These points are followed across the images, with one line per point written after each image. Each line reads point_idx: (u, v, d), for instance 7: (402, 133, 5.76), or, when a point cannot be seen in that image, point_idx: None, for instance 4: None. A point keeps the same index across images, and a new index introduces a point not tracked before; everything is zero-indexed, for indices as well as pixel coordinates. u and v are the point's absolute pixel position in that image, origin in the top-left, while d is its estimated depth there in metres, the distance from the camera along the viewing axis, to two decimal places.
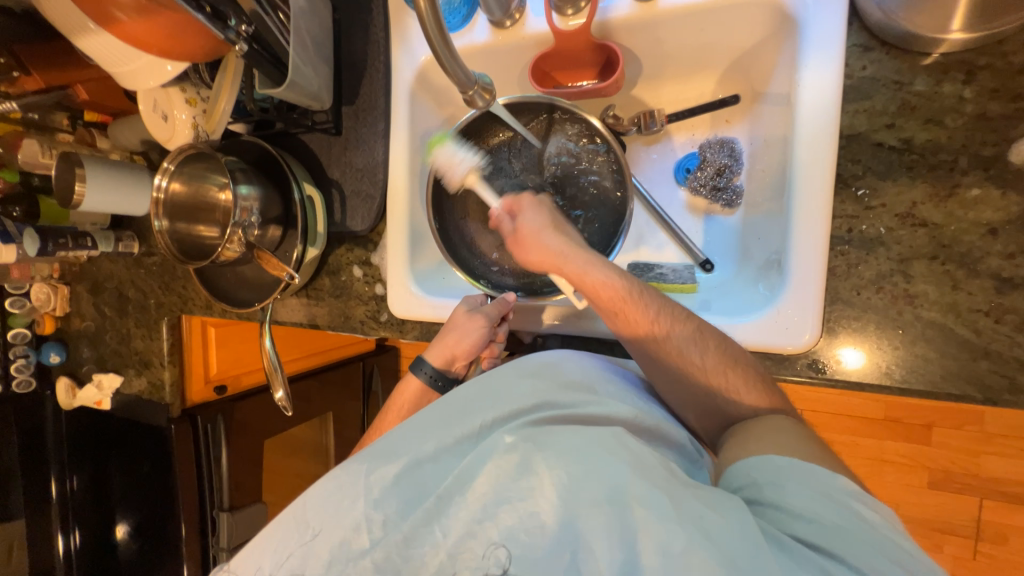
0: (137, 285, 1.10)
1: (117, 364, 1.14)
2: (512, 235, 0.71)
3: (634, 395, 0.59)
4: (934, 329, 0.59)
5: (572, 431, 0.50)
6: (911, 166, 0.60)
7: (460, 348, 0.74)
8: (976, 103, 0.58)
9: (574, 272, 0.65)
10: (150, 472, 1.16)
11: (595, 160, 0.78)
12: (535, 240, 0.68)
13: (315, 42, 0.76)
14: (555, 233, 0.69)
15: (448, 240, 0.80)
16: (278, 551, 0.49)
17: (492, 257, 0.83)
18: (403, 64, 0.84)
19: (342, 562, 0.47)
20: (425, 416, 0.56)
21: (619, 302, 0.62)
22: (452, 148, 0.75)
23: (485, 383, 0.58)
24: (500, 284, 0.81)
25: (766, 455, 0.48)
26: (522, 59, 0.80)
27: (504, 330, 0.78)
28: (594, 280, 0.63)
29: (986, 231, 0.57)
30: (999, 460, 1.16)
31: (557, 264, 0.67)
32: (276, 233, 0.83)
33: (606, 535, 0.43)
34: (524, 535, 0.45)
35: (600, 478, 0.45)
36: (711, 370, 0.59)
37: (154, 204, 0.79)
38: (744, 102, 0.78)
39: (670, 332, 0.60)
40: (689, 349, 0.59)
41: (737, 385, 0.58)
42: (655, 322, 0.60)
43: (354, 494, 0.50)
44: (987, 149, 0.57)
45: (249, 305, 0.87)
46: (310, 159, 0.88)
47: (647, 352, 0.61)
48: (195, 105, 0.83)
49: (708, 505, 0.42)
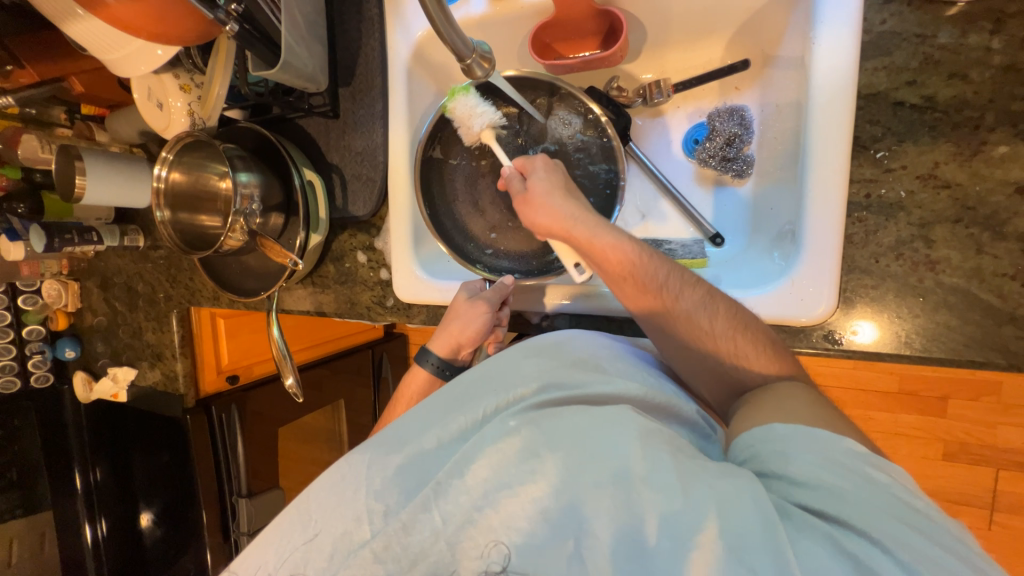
0: (145, 279, 1.11)
1: (131, 358, 1.16)
2: (520, 194, 0.69)
3: (644, 372, 0.58)
4: (957, 295, 0.56)
5: (574, 412, 0.49)
6: (934, 124, 0.57)
7: (465, 336, 0.74)
8: (1004, 55, 0.54)
9: (581, 237, 0.63)
10: (169, 462, 1.18)
11: (592, 143, 0.76)
12: (545, 201, 0.66)
13: (308, 21, 0.74)
14: (563, 198, 0.66)
15: (440, 225, 0.80)
16: (281, 547, 0.49)
17: (487, 238, 0.82)
18: (399, 40, 0.81)
19: (344, 554, 0.47)
20: (427, 406, 0.56)
21: (630, 268, 0.60)
22: (473, 100, 0.73)
23: (487, 368, 0.58)
24: (497, 267, 0.81)
25: (767, 424, 0.47)
26: (521, 29, 0.77)
27: (507, 314, 0.78)
28: (605, 243, 0.62)
29: (1013, 190, 0.54)
30: (1015, 430, 1.15)
31: (565, 223, 0.65)
32: (278, 221, 0.83)
33: (606, 518, 0.43)
34: (523, 522, 0.44)
35: (603, 459, 0.45)
36: (723, 336, 0.57)
37: (155, 194, 0.79)
38: (754, 68, 0.75)
39: (679, 296, 0.59)
40: (698, 314, 0.58)
41: (751, 356, 0.56)
42: (672, 282, 0.59)
43: (354, 485, 0.50)
44: (1016, 103, 0.54)
45: (255, 294, 0.86)
46: (309, 144, 0.87)
47: (651, 314, 0.61)
48: (190, 92, 0.81)
49: (709, 478, 0.42)
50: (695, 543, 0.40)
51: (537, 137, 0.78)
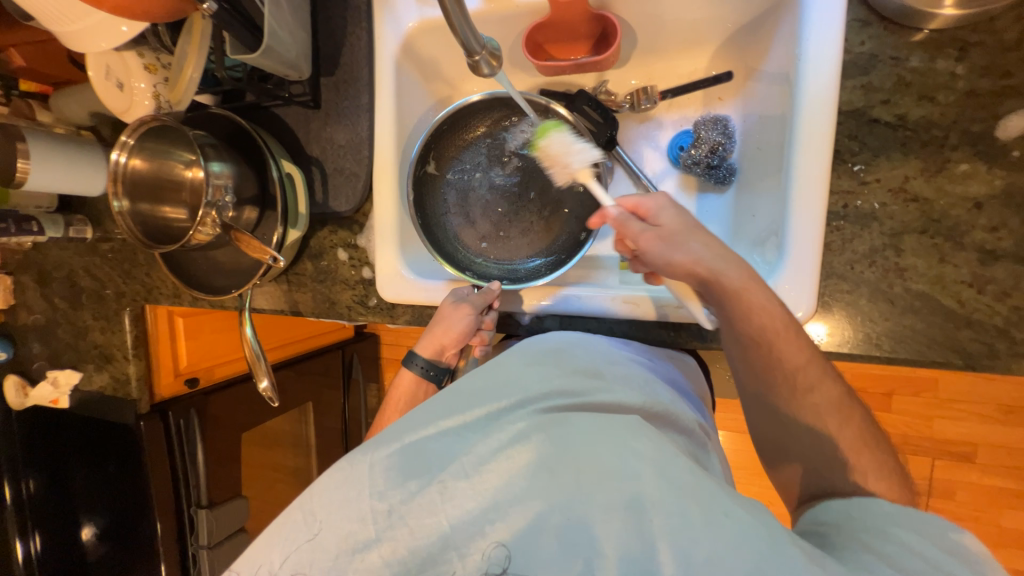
0: (92, 274, 1.02)
1: (74, 360, 1.06)
2: (644, 235, 0.61)
3: (644, 380, 0.59)
4: (922, 300, 0.61)
5: (585, 421, 0.48)
6: (905, 142, 0.61)
7: (449, 338, 0.74)
8: (966, 80, 0.59)
9: (718, 284, 0.59)
10: (118, 473, 1.09)
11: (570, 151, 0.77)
12: (680, 246, 0.59)
13: (291, 5, 0.70)
14: (699, 241, 0.60)
15: (432, 235, 0.78)
16: (285, 544, 0.47)
17: (477, 247, 0.81)
18: (387, 31, 0.77)
19: (350, 553, 0.46)
20: (431, 404, 0.55)
21: (774, 336, 0.56)
22: (568, 139, 0.71)
23: (490, 369, 0.57)
24: (486, 274, 0.80)
25: (870, 499, 0.48)
26: (515, 28, 0.77)
27: (492, 317, 0.77)
28: (756, 302, 0.57)
29: (972, 205, 0.59)
30: (952, 423, 1.26)
31: (693, 266, 0.59)
32: (252, 215, 0.78)
33: (614, 537, 0.43)
34: (528, 534, 0.45)
35: (617, 481, 0.44)
36: (846, 442, 0.54)
37: (110, 181, 0.72)
38: (737, 80, 0.78)
39: (815, 388, 0.56)
40: (827, 414, 0.55)
41: (863, 468, 0.52)
42: (814, 375, 0.56)
43: (357, 486, 0.48)
44: (976, 125, 0.59)
45: (225, 292, 0.81)
46: (287, 135, 0.83)
47: (756, 370, 0.59)
48: (155, 73, 0.75)
49: (729, 505, 0.42)
50: (711, 569, 0.39)
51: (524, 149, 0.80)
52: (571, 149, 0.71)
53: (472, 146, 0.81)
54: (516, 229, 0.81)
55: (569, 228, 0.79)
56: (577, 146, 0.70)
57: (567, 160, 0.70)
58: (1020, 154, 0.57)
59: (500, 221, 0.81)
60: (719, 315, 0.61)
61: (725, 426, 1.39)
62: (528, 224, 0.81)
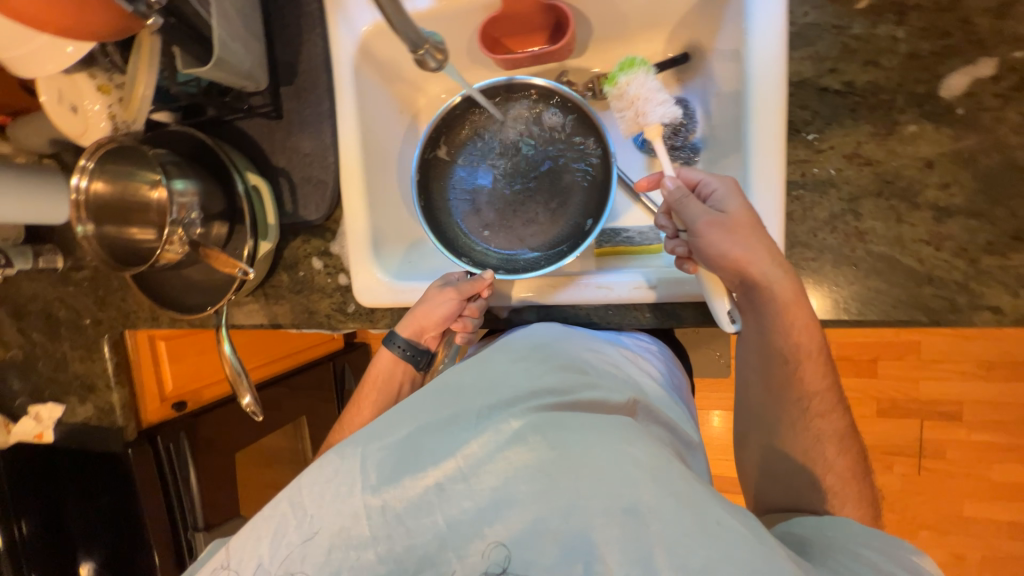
0: (67, 304, 1.00)
1: (56, 394, 1.04)
2: (700, 213, 0.60)
3: (625, 376, 0.61)
4: (884, 261, 0.62)
5: (581, 423, 0.48)
6: (855, 107, 0.62)
7: (430, 319, 0.74)
8: (908, 43, 0.60)
9: (760, 293, 0.59)
10: (111, 504, 1.08)
11: (587, 139, 0.77)
12: (737, 236, 0.58)
13: (241, 16, 0.70)
14: (759, 238, 0.58)
15: (433, 219, 0.80)
16: (275, 541, 0.47)
17: (480, 235, 0.82)
18: (342, 35, 0.77)
19: (342, 548, 0.46)
20: (421, 400, 0.55)
21: (806, 359, 0.60)
22: (648, 87, 0.71)
23: (477, 364, 0.59)
24: (482, 262, 0.81)
25: (846, 520, 0.50)
26: (469, 24, 0.77)
27: (478, 306, 0.75)
28: (805, 323, 0.59)
29: (923, 164, 0.60)
30: (937, 383, 1.29)
31: (745, 263, 0.58)
32: (221, 230, 0.77)
33: (614, 542, 0.42)
34: (528, 538, 0.44)
35: (616, 486, 0.44)
36: (838, 471, 0.59)
37: (75, 207, 0.71)
38: (694, 60, 0.79)
39: (827, 416, 0.60)
40: (829, 444, 0.60)
41: (844, 496, 0.58)
42: (829, 402, 0.60)
43: (349, 480, 0.48)
44: (920, 86, 0.60)
45: (200, 310, 0.80)
46: (251, 148, 0.83)
47: (772, 376, 0.62)
48: (109, 93, 0.74)
49: (719, 513, 0.42)
50: None
51: (541, 138, 0.79)
52: (655, 99, 0.70)
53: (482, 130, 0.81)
54: (520, 220, 0.81)
55: (575, 218, 0.79)
56: (660, 99, 0.70)
57: (645, 109, 0.70)
58: (964, 111, 0.59)
59: (504, 212, 0.82)
60: (749, 313, 0.62)
61: (719, 406, 1.40)
62: (533, 215, 0.81)
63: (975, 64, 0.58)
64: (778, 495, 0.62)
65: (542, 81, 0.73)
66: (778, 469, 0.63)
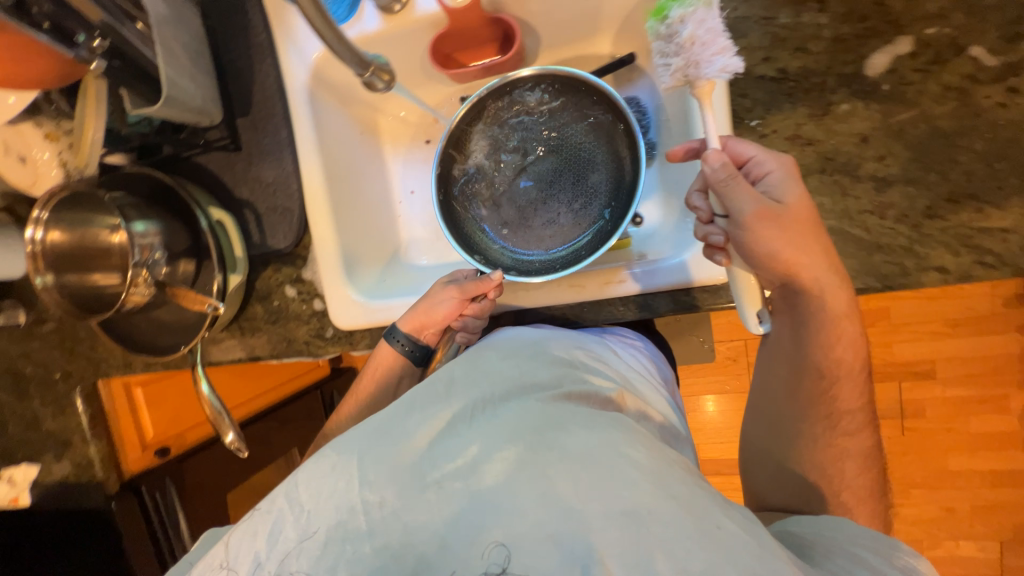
0: (34, 360, 0.97)
1: (29, 454, 1.00)
2: (756, 202, 0.56)
3: (615, 370, 0.63)
4: (835, 235, 0.65)
5: (583, 429, 0.47)
6: (791, 92, 0.65)
7: (431, 315, 0.74)
8: (832, 28, 0.64)
9: (810, 305, 0.60)
10: (98, 562, 1.04)
11: (613, 135, 0.76)
12: (791, 232, 0.56)
13: (188, 52, 0.70)
14: (812, 243, 0.58)
15: (451, 216, 0.79)
16: (273, 531, 0.47)
17: (496, 232, 0.80)
18: (293, 63, 0.77)
19: (339, 540, 0.46)
20: (423, 396, 0.55)
21: (844, 377, 0.62)
22: (708, 24, 0.55)
23: (468, 361, 0.60)
24: (496, 261, 0.79)
25: (843, 520, 0.53)
26: (418, 43, 0.78)
27: (481, 307, 0.74)
28: (847, 341, 0.61)
29: (859, 140, 0.64)
30: (908, 344, 1.34)
31: (798, 265, 0.57)
32: (189, 267, 0.77)
33: (614, 547, 0.41)
34: (527, 541, 0.42)
35: (616, 490, 0.43)
36: (852, 490, 0.62)
37: (30, 259, 0.69)
38: (640, 59, 0.82)
39: (854, 435, 0.63)
40: (849, 462, 0.63)
41: (858, 511, 0.61)
42: (857, 421, 0.63)
43: (347, 475, 0.48)
44: (848, 67, 0.64)
45: (173, 350, 0.78)
46: (212, 182, 0.82)
47: (806, 389, 0.63)
48: (57, 140, 0.73)
49: (719, 517, 0.42)
50: None
51: (566, 136, 0.78)
52: (716, 44, 0.55)
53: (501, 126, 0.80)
54: (538, 219, 0.79)
55: (601, 217, 0.77)
56: (723, 44, 0.55)
57: (699, 58, 0.56)
58: (890, 87, 0.63)
59: (524, 210, 0.80)
60: (785, 315, 0.63)
61: (710, 390, 1.42)
62: (555, 213, 0.79)
63: (894, 42, 0.62)
64: (781, 495, 0.66)
65: (531, 69, 0.73)
66: (778, 468, 0.66)
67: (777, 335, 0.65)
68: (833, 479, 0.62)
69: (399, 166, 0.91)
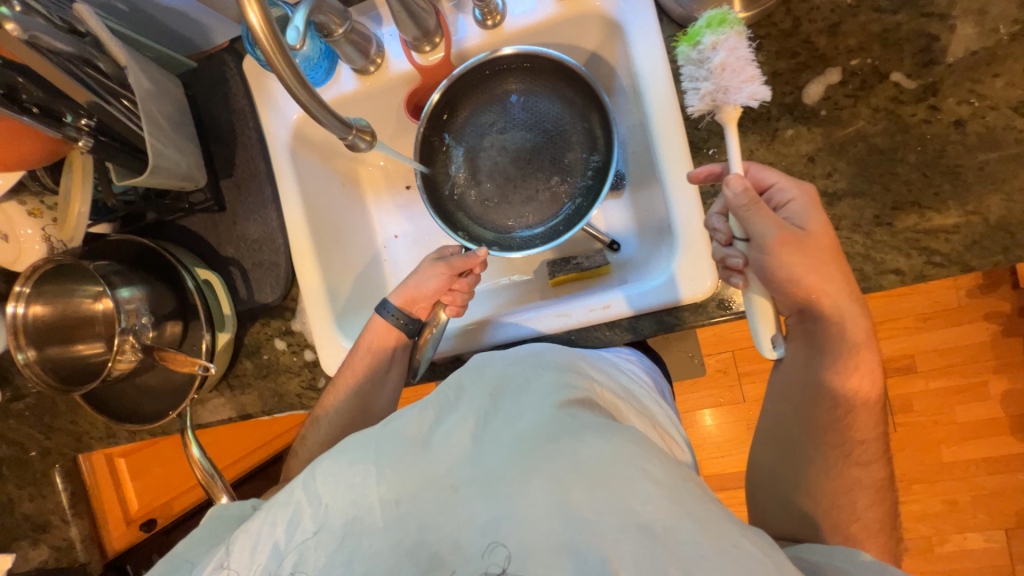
0: (10, 440, 0.93)
1: (4, 543, 0.94)
2: (781, 226, 0.59)
3: (616, 374, 0.66)
4: None
5: (595, 436, 0.46)
6: (741, 122, 0.72)
7: (421, 290, 0.78)
8: (768, 64, 0.71)
9: (829, 332, 0.63)
10: None
11: (590, 117, 0.80)
12: (811, 258, 0.59)
13: (172, 123, 0.73)
14: (830, 273, 0.61)
15: (434, 196, 0.83)
16: (291, 522, 0.49)
17: (478, 209, 0.85)
18: (275, 125, 0.81)
19: (355, 535, 0.48)
20: (442, 398, 0.56)
21: (861, 407, 0.64)
22: (738, 51, 0.59)
23: (477, 366, 0.61)
24: (478, 237, 0.83)
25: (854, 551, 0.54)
26: (394, 98, 0.83)
27: (469, 282, 0.78)
28: (866, 367, 0.63)
29: (807, 160, 0.70)
30: (886, 342, 1.40)
31: (821, 290, 0.60)
32: (175, 329, 0.77)
33: (625, 560, 0.40)
34: (536, 547, 0.42)
35: (628, 503, 0.42)
36: (864, 522, 0.64)
37: (11, 335, 0.68)
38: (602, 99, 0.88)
39: (867, 465, 0.65)
40: (861, 491, 0.65)
41: (868, 543, 0.63)
42: (872, 451, 0.65)
43: (364, 472, 0.49)
44: (788, 97, 0.70)
45: (162, 416, 0.77)
46: (197, 243, 0.84)
47: (824, 418, 0.65)
48: (41, 216, 0.75)
49: (736, 536, 0.41)
50: None
51: (545, 117, 0.82)
52: (745, 72, 0.60)
53: (485, 110, 0.83)
54: (519, 197, 0.83)
55: (577, 192, 0.81)
56: (752, 73, 0.60)
57: (729, 85, 0.60)
58: (827, 112, 0.69)
59: (505, 186, 0.84)
60: (801, 342, 0.67)
61: (707, 404, 1.44)
62: (534, 191, 0.83)
63: (824, 73, 0.69)
64: (790, 526, 0.67)
65: (512, 49, 0.74)
66: (788, 495, 0.68)
67: (793, 361, 0.68)
68: (843, 506, 0.64)
69: (381, 214, 0.94)
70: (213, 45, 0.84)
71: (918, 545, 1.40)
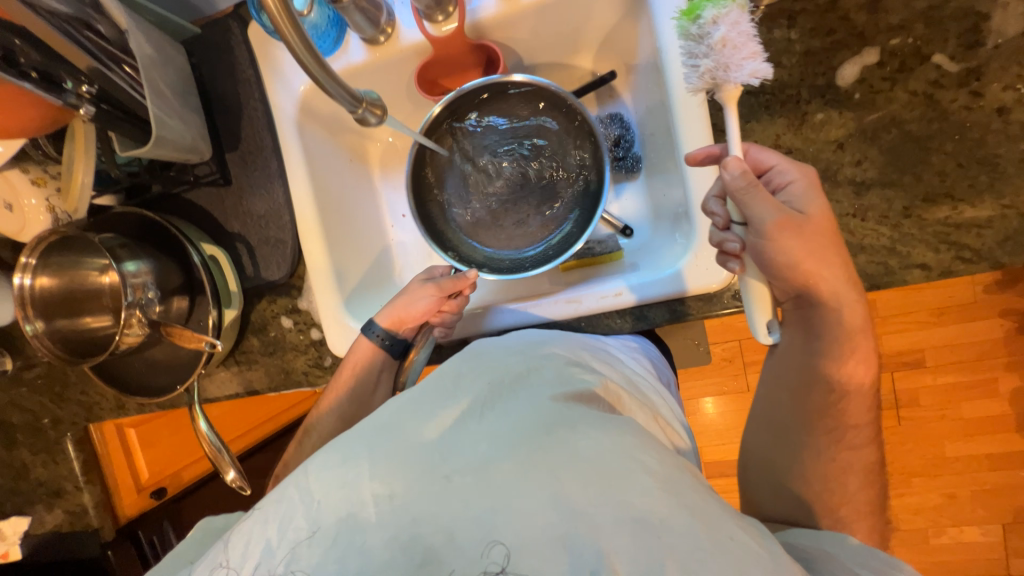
0: (22, 407, 0.94)
1: (18, 505, 0.96)
2: (778, 209, 0.56)
3: (619, 367, 0.64)
4: None
5: (594, 432, 0.46)
6: (768, 105, 0.68)
7: (409, 311, 0.76)
8: (801, 43, 0.67)
9: (824, 318, 0.61)
10: None
11: (583, 145, 0.78)
12: (812, 244, 0.57)
13: (175, 91, 0.70)
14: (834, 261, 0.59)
15: (426, 217, 0.81)
16: (283, 518, 0.46)
17: (468, 231, 0.83)
18: (281, 98, 0.78)
19: (348, 534, 0.44)
20: (438, 389, 0.56)
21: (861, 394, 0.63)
22: (736, 25, 0.54)
23: (471, 356, 0.62)
24: (468, 257, 0.82)
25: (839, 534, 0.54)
26: (404, 71, 0.80)
27: (458, 304, 0.77)
28: (867, 351, 0.62)
29: (835, 147, 0.67)
30: (898, 335, 1.37)
31: (817, 276, 0.58)
32: (182, 303, 0.76)
33: (622, 554, 0.39)
34: (533, 540, 0.41)
35: (626, 497, 0.42)
36: (855, 503, 0.62)
37: (19, 307, 0.68)
38: (621, 76, 0.84)
39: (858, 449, 0.64)
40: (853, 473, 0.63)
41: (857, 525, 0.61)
42: (861, 435, 0.64)
43: (356, 468, 0.47)
44: (820, 79, 0.67)
45: (168, 390, 0.77)
46: (202, 218, 0.82)
47: (824, 404, 0.63)
48: (45, 186, 0.74)
49: (731, 528, 0.41)
50: None
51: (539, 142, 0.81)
52: (748, 48, 0.55)
53: (483, 126, 0.81)
54: (510, 219, 0.83)
55: (567, 220, 0.79)
56: (755, 48, 0.55)
57: (728, 61, 0.55)
58: (860, 96, 0.65)
59: (497, 210, 0.83)
60: (797, 329, 0.65)
61: (710, 392, 1.43)
62: (524, 216, 0.82)
63: (861, 53, 0.65)
64: (780, 506, 0.65)
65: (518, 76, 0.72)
66: (771, 471, 0.67)
67: (789, 345, 0.66)
68: (837, 489, 0.63)
69: (390, 192, 0.92)
70: (217, 10, 0.80)
71: (912, 536, 1.41)
